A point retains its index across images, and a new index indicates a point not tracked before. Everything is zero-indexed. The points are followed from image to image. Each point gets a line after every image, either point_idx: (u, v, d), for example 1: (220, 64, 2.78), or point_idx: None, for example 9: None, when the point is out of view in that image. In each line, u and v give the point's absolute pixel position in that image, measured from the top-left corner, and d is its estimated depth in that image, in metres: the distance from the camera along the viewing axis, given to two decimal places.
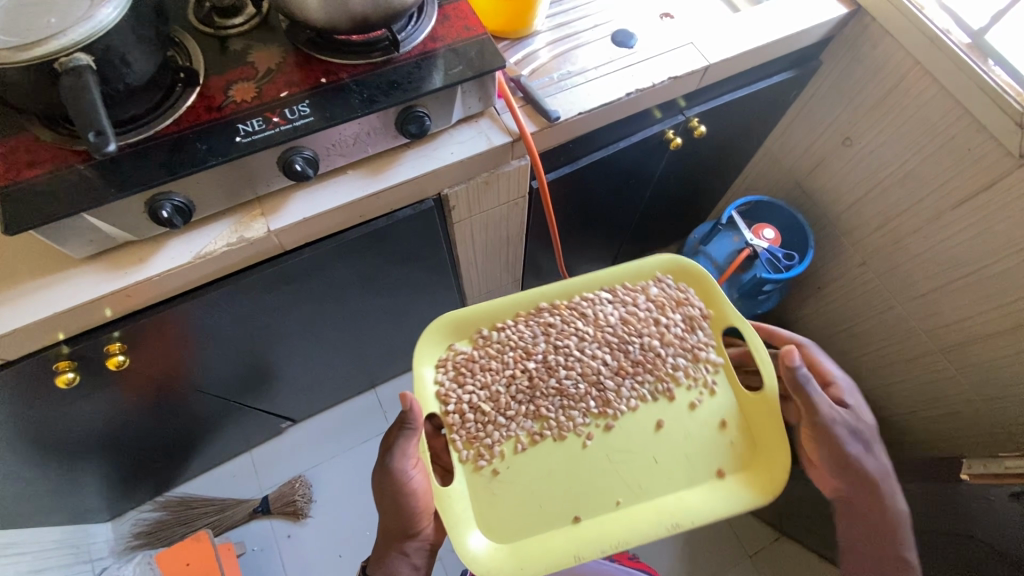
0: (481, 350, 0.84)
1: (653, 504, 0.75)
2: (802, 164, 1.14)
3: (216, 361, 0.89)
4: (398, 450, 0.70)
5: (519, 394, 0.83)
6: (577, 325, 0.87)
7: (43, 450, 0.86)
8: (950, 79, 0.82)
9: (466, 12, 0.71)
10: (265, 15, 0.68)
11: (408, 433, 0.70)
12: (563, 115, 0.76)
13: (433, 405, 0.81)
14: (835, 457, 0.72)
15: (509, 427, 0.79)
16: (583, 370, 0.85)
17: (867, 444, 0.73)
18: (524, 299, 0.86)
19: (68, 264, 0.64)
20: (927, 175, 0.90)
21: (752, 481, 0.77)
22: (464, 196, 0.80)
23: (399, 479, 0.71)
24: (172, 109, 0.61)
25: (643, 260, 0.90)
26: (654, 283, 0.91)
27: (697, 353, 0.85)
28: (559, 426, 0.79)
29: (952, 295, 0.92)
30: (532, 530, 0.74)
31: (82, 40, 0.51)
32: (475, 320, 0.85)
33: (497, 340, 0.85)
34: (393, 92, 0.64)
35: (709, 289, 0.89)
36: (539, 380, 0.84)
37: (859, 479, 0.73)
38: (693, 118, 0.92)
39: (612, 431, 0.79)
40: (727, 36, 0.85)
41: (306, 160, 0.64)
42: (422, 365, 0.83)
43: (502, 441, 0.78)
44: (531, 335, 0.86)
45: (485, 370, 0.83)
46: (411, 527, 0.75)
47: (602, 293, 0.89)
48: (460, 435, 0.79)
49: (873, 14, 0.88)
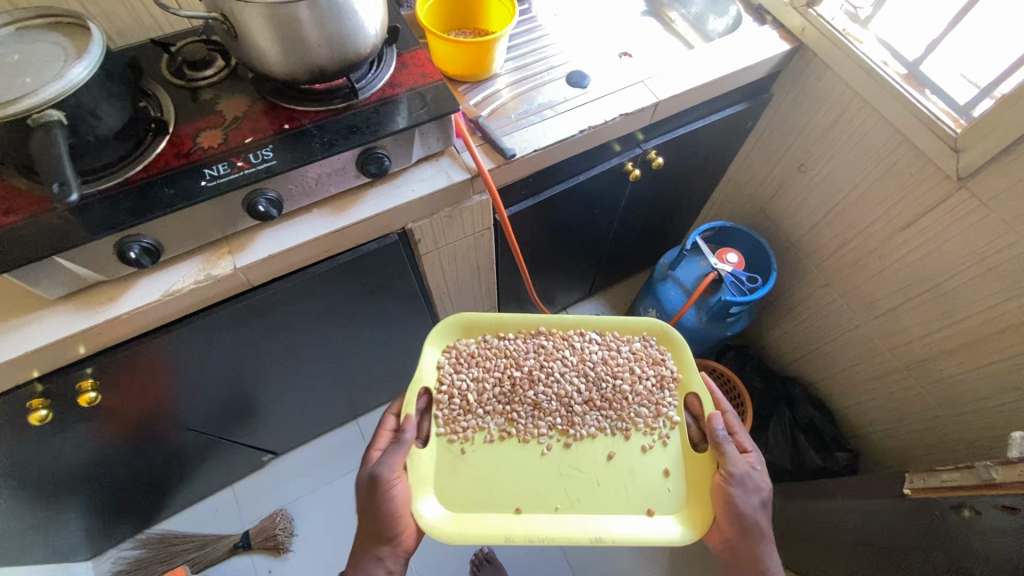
0: (478, 354, 0.88)
1: (583, 515, 0.76)
2: (763, 191, 1.18)
3: (192, 397, 0.91)
4: (385, 461, 0.70)
5: (502, 399, 0.87)
6: (562, 354, 0.91)
7: (20, 488, 0.87)
8: (887, 107, 0.86)
9: (423, 60, 0.76)
10: (233, 67, 0.73)
11: (398, 444, 0.72)
12: (519, 153, 0.80)
13: (431, 384, 0.86)
14: (729, 511, 0.70)
15: (485, 424, 0.83)
16: (557, 390, 0.88)
17: (762, 503, 0.71)
18: (513, 321, 0.90)
19: (42, 305, 0.67)
20: (876, 199, 0.94)
21: (682, 522, 0.76)
22: (428, 229, 0.84)
23: (382, 487, 0.69)
24: (142, 157, 0.65)
25: (632, 318, 0.91)
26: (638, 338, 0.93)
27: (668, 413, 0.84)
28: (524, 431, 0.83)
29: (910, 313, 0.95)
30: (472, 510, 0.76)
31: (53, 98, 0.55)
32: (480, 328, 0.90)
33: (493, 353, 0.89)
34: (352, 136, 0.68)
35: (684, 356, 0.89)
36: (521, 387, 0.88)
37: (746, 530, 0.70)
38: (650, 150, 0.96)
39: (570, 449, 0.81)
40: (677, 73, 0.90)
41: (268, 201, 0.67)
42: (430, 343, 0.87)
43: (475, 432, 0.82)
44: (523, 351, 0.90)
45: (481, 372, 0.88)
46: (389, 531, 0.71)
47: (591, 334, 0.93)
48: (442, 414, 0.83)
49: (814, 50, 0.94)
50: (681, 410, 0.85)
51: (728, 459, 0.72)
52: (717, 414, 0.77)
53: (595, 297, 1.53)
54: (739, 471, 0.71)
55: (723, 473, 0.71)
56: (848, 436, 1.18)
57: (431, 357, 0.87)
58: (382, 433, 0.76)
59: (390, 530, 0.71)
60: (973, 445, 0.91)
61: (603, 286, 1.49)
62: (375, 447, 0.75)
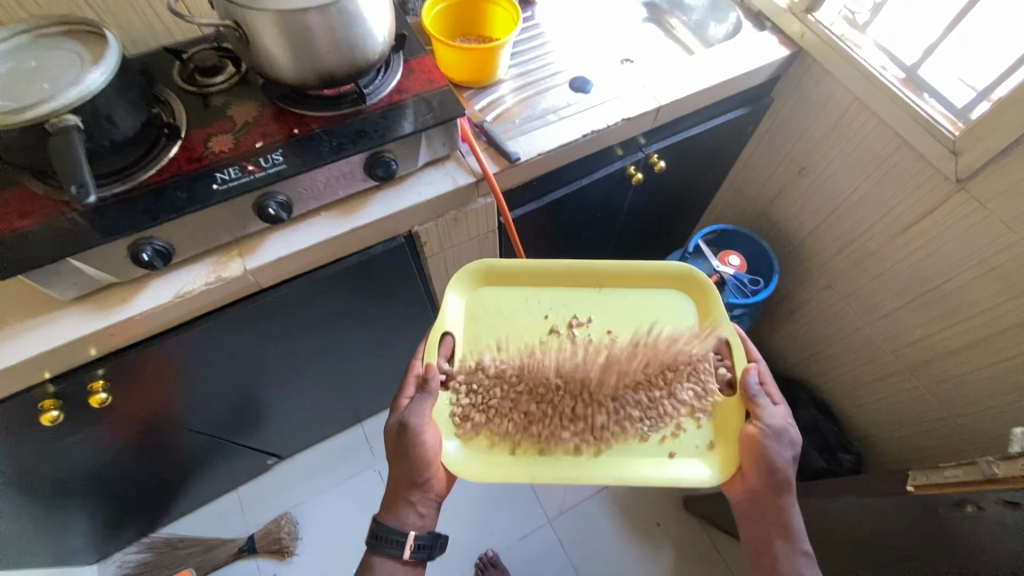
0: (499, 300, 0.82)
1: (608, 459, 0.71)
2: (764, 195, 1.19)
3: (200, 398, 0.91)
4: (413, 408, 0.70)
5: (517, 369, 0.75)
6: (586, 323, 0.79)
7: (29, 489, 0.87)
8: (886, 110, 0.87)
9: (430, 66, 0.78)
10: (244, 73, 0.75)
11: (426, 393, 0.72)
12: (523, 156, 0.81)
13: (456, 332, 0.79)
14: (762, 463, 0.68)
15: (499, 409, 0.74)
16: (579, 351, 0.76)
17: (793, 458, 0.69)
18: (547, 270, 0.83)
19: (55, 307, 0.68)
20: (876, 201, 0.95)
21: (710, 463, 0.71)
22: (434, 233, 0.85)
23: (410, 435, 0.69)
24: (155, 161, 0.66)
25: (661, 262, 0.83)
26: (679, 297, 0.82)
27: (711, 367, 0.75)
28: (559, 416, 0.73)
29: (912, 315, 0.95)
30: (497, 459, 0.72)
31: (72, 103, 0.56)
32: (504, 274, 0.83)
33: (512, 300, 0.82)
34: (361, 141, 0.70)
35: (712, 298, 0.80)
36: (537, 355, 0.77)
37: (774, 483, 0.68)
38: (653, 154, 0.97)
39: (602, 457, 0.71)
40: (678, 78, 0.91)
41: (279, 204, 0.68)
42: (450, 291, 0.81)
43: (489, 411, 0.74)
44: (539, 302, 0.81)
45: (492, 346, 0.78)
46: (420, 477, 0.71)
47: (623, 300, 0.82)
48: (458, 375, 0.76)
49: (813, 55, 0.95)
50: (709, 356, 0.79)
51: (764, 411, 0.69)
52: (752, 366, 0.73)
53: None
54: (773, 426, 0.68)
55: (761, 426, 0.68)
56: (852, 438, 1.19)
57: (453, 306, 0.81)
58: (409, 381, 0.75)
59: (421, 478, 0.71)
60: (976, 446, 0.91)
61: None
62: (403, 395, 0.74)
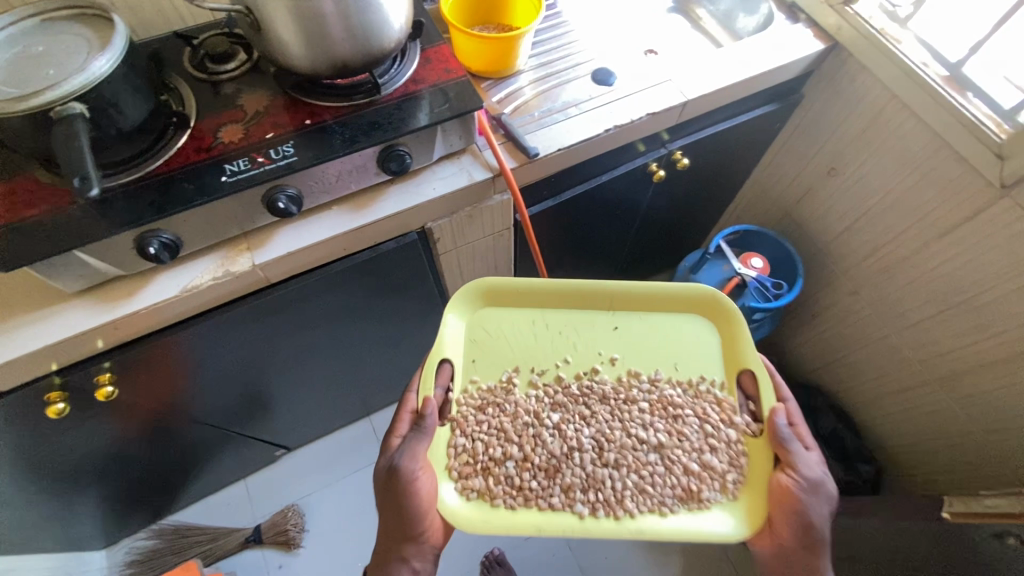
0: (499, 323, 0.81)
1: (631, 518, 0.71)
2: (789, 195, 1.15)
3: (207, 391, 0.90)
4: (406, 450, 0.67)
5: (524, 421, 0.79)
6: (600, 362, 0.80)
7: (37, 476, 0.87)
8: (925, 110, 0.83)
9: (447, 55, 0.75)
10: (255, 61, 0.72)
11: (419, 431, 0.68)
12: (542, 151, 0.78)
13: (455, 359, 0.79)
14: (793, 517, 0.65)
15: (500, 467, 0.76)
16: (587, 408, 0.80)
17: (831, 513, 0.66)
18: (555, 291, 0.81)
19: (61, 298, 0.67)
20: (911, 205, 0.91)
21: (735, 518, 0.71)
22: (448, 229, 0.82)
23: (403, 479, 0.66)
24: (164, 151, 0.64)
25: (684, 285, 0.81)
26: (703, 336, 0.81)
27: (729, 414, 0.77)
28: (564, 470, 0.76)
29: (944, 325, 0.91)
30: (496, 504, 0.73)
31: (75, 91, 0.54)
32: (507, 293, 0.82)
33: (509, 341, 0.81)
34: (375, 133, 0.67)
35: (736, 332, 0.79)
36: (543, 409, 0.80)
37: (809, 541, 0.65)
38: (676, 151, 0.94)
39: (623, 521, 0.71)
40: (706, 73, 0.87)
41: (289, 198, 0.66)
42: (447, 312, 0.79)
43: (489, 470, 0.75)
44: (548, 347, 0.80)
45: (493, 396, 0.79)
46: (415, 529, 0.68)
47: (642, 341, 0.81)
48: (459, 418, 0.77)
49: (849, 50, 0.90)
50: (732, 391, 0.78)
51: (798, 459, 0.66)
52: (779, 406, 0.71)
53: None
54: (811, 476, 0.65)
55: (796, 478, 0.66)
56: (872, 448, 1.15)
57: (453, 328, 0.80)
58: (402, 417, 0.72)
59: (415, 527, 0.68)
60: (1007, 463, 0.88)
61: None
62: (394, 433, 0.71)
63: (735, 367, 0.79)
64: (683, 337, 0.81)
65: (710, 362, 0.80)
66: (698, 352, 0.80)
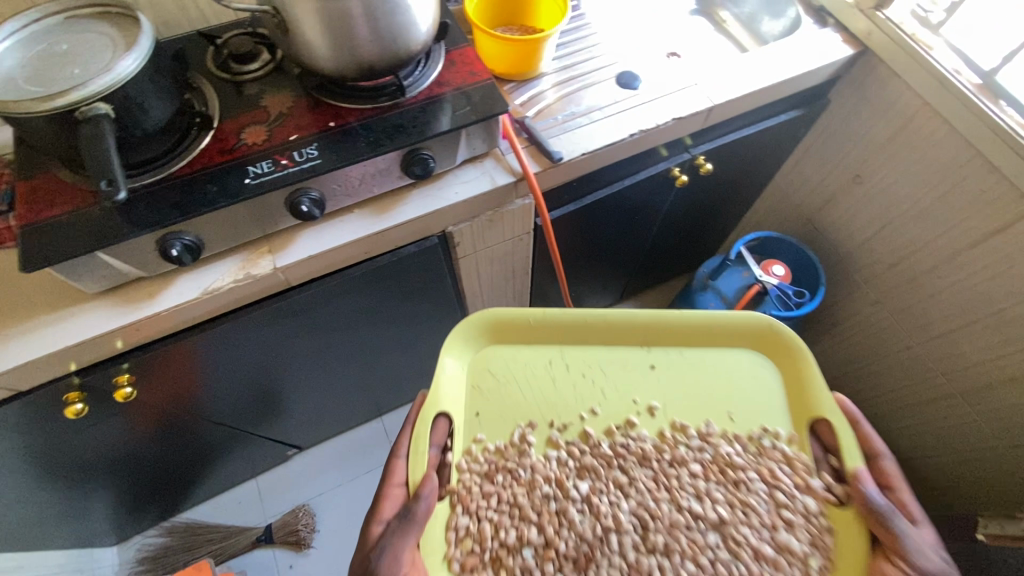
0: (506, 365, 0.75)
1: None
2: (812, 201, 1.13)
3: (223, 391, 0.90)
4: (389, 548, 0.57)
5: (544, 494, 0.71)
6: (638, 406, 0.74)
7: (52, 474, 0.87)
8: (958, 118, 0.81)
9: (472, 58, 0.74)
10: (279, 61, 0.72)
11: (407, 519, 0.59)
12: (566, 156, 0.77)
13: (452, 412, 0.71)
14: None
15: (514, 556, 0.67)
16: (625, 467, 0.72)
17: None
18: (569, 325, 0.76)
19: (82, 298, 0.66)
20: (939, 215, 0.89)
21: None
22: (468, 233, 0.81)
23: None
24: (187, 151, 0.63)
25: (735, 315, 0.76)
26: (757, 376, 0.74)
27: (804, 477, 0.68)
28: (604, 553, 0.68)
29: (969, 337, 0.90)
30: None
31: (101, 91, 0.54)
32: (515, 327, 0.77)
33: (520, 393, 0.74)
34: (399, 136, 0.66)
35: (800, 376, 0.73)
36: (567, 477, 0.72)
37: None
38: (699, 156, 0.92)
39: None
40: (732, 78, 0.85)
41: (312, 201, 0.65)
42: (444, 354, 0.73)
43: (498, 561, 0.67)
44: (567, 394, 0.74)
45: (498, 462, 0.71)
46: None
47: (693, 383, 0.74)
48: (462, 493, 0.68)
49: (880, 55, 0.88)
50: (805, 446, 0.70)
51: (907, 544, 0.56)
52: (865, 472, 0.62)
53: (626, 301, 1.47)
54: (926, 564, 0.55)
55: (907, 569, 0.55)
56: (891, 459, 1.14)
57: (450, 371, 0.74)
58: (388, 495, 0.64)
59: None
60: None
61: (636, 292, 1.45)
62: (377, 517, 0.63)
63: (810, 414, 0.70)
64: (740, 380, 0.74)
65: (775, 409, 0.72)
66: (761, 396, 0.73)
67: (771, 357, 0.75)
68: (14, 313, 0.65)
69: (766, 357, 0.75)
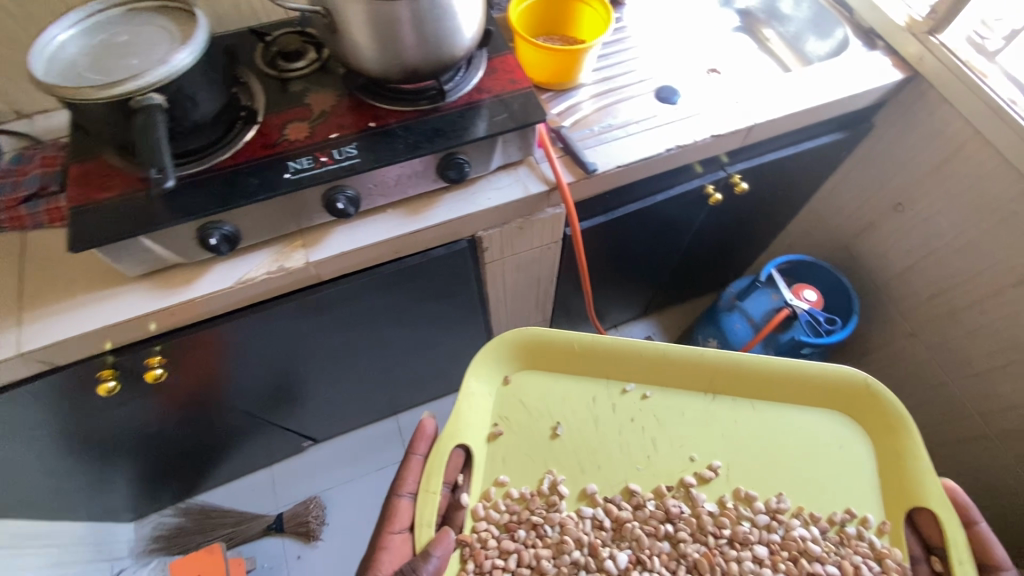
0: (533, 391, 0.76)
1: None
2: (849, 226, 1.11)
3: (248, 379, 0.91)
4: None
5: (572, 560, 0.70)
6: (696, 461, 0.72)
7: (78, 448, 0.89)
8: (1011, 150, 0.78)
9: (513, 66, 0.74)
10: (325, 60, 0.73)
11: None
12: (601, 167, 0.77)
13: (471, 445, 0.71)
14: None
15: None
16: (674, 531, 0.71)
17: None
18: (607, 356, 0.75)
19: (122, 280, 0.68)
20: (985, 249, 0.86)
21: None
22: (497, 239, 0.81)
23: None
24: (231, 143, 0.65)
25: (830, 368, 0.73)
26: (843, 446, 0.71)
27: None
28: None
29: (1010, 377, 0.86)
30: None
31: (156, 82, 0.55)
32: (548, 353, 0.76)
33: (549, 430, 0.73)
34: (437, 139, 0.67)
35: (901, 466, 0.69)
36: (602, 544, 0.71)
37: None
38: (735, 174, 0.91)
39: None
40: (774, 97, 0.84)
41: (348, 199, 0.66)
42: (472, 377, 0.74)
43: None
44: (592, 441, 0.73)
45: (506, 524, 0.71)
46: None
47: (771, 441, 0.72)
48: (481, 551, 0.68)
49: (930, 81, 0.86)
50: (897, 539, 0.67)
51: None
52: None
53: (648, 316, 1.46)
54: None
55: None
56: None
57: (480, 395, 0.74)
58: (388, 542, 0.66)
59: None
60: None
61: (660, 308, 1.43)
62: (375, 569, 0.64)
63: (912, 503, 0.67)
64: (823, 449, 0.71)
65: (866, 490, 0.69)
66: (851, 472, 0.70)
67: (860, 423, 0.72)
68: (56, 291, 0.68)
69: (851, 423, 0.72)
